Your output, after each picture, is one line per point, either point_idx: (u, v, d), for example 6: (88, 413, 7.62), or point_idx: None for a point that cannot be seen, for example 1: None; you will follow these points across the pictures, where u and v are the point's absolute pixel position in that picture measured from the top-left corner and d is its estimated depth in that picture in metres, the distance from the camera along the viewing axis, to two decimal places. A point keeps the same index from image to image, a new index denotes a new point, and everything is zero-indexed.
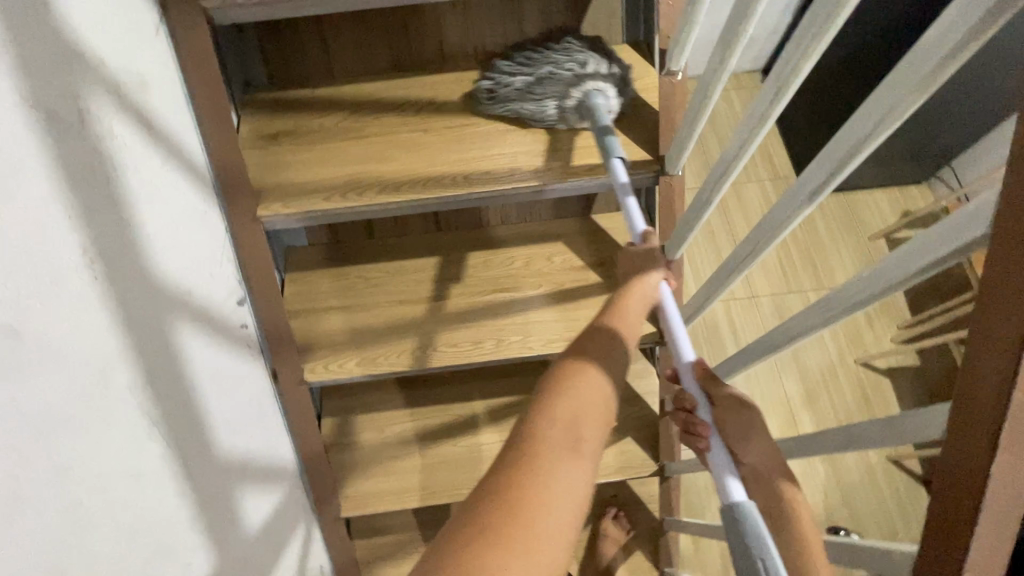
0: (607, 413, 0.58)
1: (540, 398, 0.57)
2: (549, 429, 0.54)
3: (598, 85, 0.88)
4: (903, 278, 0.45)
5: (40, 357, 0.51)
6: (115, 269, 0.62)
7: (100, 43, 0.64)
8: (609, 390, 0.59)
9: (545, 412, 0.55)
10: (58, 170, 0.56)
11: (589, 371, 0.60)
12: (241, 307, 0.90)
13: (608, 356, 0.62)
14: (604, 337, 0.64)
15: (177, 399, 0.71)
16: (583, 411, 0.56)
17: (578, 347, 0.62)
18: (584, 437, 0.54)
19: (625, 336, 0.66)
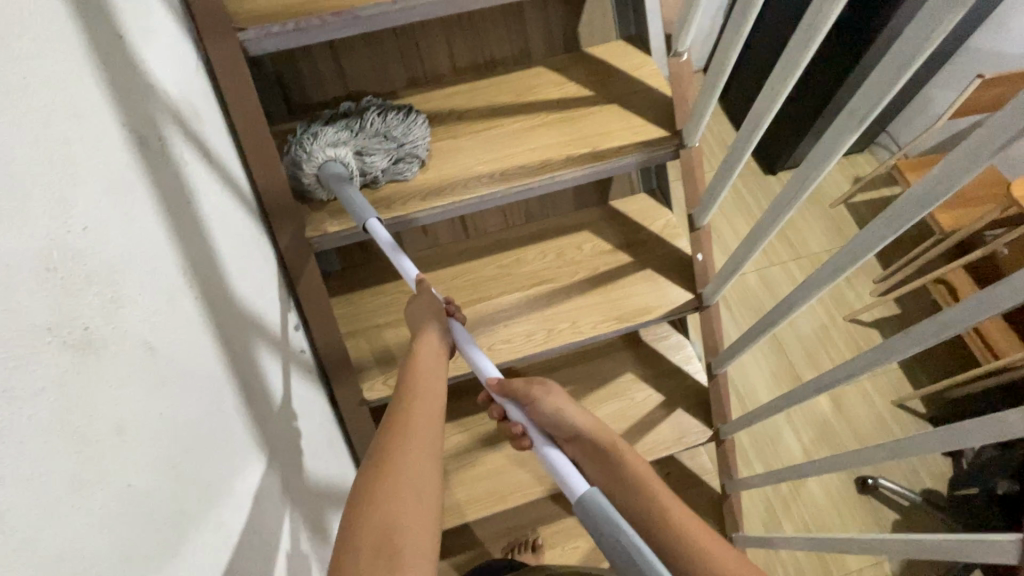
0: (427, 508, 0.58)
1: (348, 528, 0.56)
2: (358, 562, 0.53)
3: (336, 156, 0.89)
4: (966, 170, 0.50)
5: (171, 374, 0.50)
6: (208, 292, 0.62)
7: (161, 75, 0.65)
8: (421, 482, 0.60)
9: (349, 545, 0.55)
10: (154, 193, 0.56)
11: (395, 469, 0.60)
12: (297, 332, 0.90)
13: (416, 441, 0.63)
14: (410, 429, 0.65)
15: (269, 421, 0.70)
16: (397, 519, 0.56)
17: (383, 441, 0.63)
18: (398, 551, 0.54)
19: (417, 422, 0.66)
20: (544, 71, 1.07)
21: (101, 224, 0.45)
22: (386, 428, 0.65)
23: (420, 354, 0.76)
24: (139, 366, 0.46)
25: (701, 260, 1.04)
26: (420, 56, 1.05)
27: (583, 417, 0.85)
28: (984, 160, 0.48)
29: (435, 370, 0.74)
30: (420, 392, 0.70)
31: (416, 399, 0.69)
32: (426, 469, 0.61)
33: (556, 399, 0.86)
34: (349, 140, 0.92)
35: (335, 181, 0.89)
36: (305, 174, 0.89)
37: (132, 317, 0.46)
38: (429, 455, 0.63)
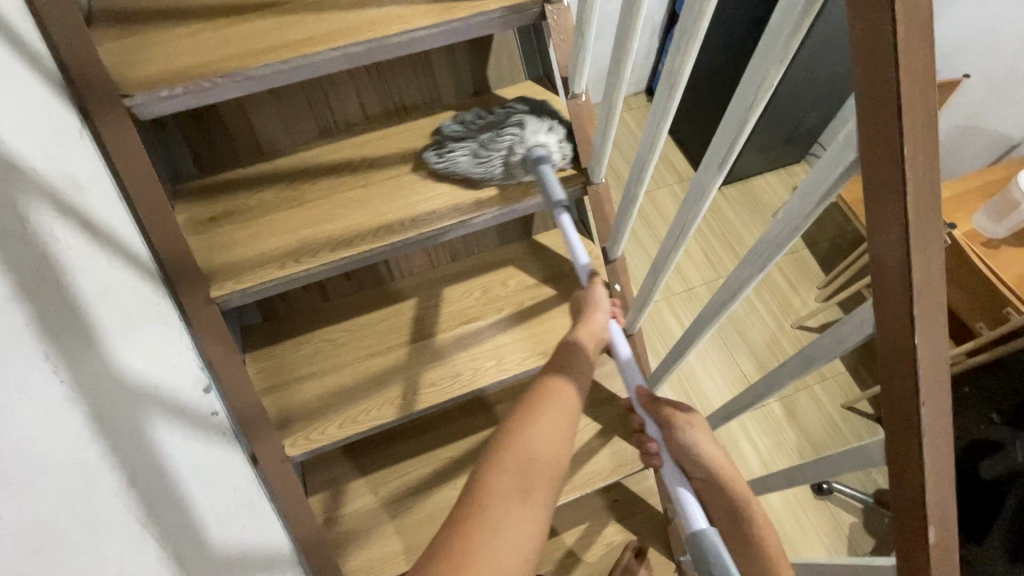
0: (557, 459, 0.69)
1: (493, 454, 0.68)
2: (498, 483, 0.65)
3: (545, 140, 0.96)
4: (808, 209, 0.52)
5: (14, 474, 0.48)
6: (81, 374, 0.60)
7: (30, 150, 0.64)
8: (557, 438, 0.70)
9: (496, 466, 0.67)
10: (10, 280, 0.54)
11: (539, 420, 0.71)
12: (208, 394, 0.87)
13: (563, 403, 0.74)
14: (559, 390, 0.75)
15: (161, 498, 0.68)
16: (532, 459, 0.68)
17: (541, 392, 0.75)
18: (532, 483, 0.66)
19: (570, 387, 0.76)
20: (455, 114, 1.09)
21: None
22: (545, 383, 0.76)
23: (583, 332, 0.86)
24: None
25: (619, 291, 1.06)
26: (330, 106, 1.06)
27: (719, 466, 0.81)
28: (814, 205, 0.52)
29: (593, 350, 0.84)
30: (573, 360, 0.81)
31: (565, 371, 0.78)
32: (559, 428, 0.71)
33: (701, 437, 0.81)
34: (532, 124, 0.97)
35: (546, 162, 0.95)
36: (515, 152, 0.95)
37: None
38: (566, 417, 0.73)
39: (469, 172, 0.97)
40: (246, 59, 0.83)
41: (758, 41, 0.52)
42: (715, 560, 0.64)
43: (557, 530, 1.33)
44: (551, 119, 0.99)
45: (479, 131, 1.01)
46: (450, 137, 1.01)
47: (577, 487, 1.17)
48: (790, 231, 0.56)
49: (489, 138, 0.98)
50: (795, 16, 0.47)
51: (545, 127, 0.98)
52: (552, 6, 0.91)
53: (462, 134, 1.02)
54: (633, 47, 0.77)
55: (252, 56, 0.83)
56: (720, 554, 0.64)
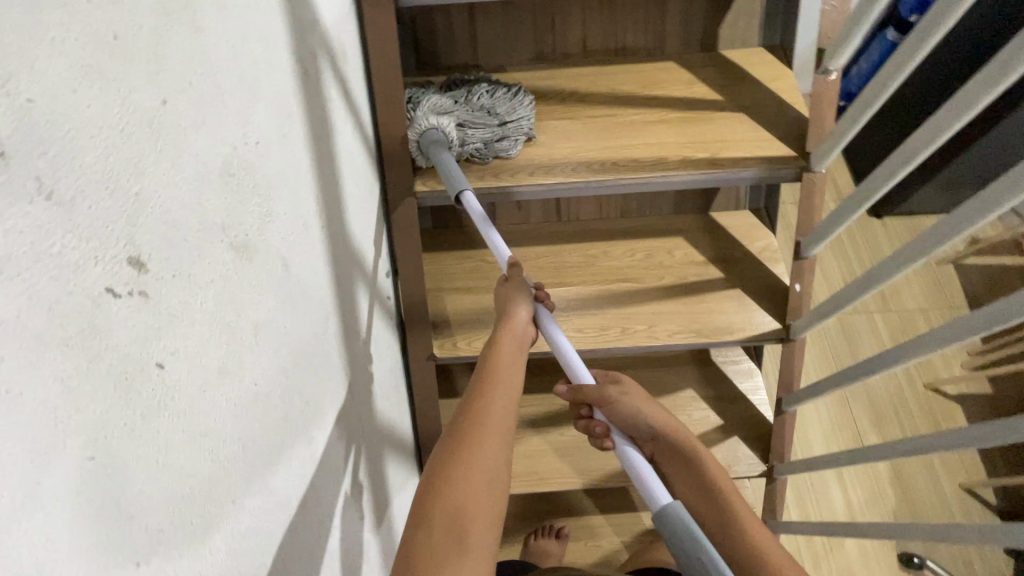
0: (492, 500, 0.57)
1: (417, 507, 0.56)
2: (430, 534, 0.54)
3: (438, 124, 0.87)
4: None
5: (295, 290, 0.54)
6: (330, 222, 0.65)
7: (324, 11, 0.68)
8: (489, 476, 0.58)
9: (425, 520, 0.55)
10: (306, 122, 0.59)
11: (467, 451, 0.59)
12: (387, 278, 0.93)
13: (496, 419, 0.62)
14: (491, 404, 0.63)
15: (356, 356, 0.74)
16: (466, 501, 0.56)
17: (463, 412, 0.62)
18: (468, 529, 0.54)
19: (495, 397, 0.63)
20: (675, 66, 1.04)
21: (265, 141, 0.49)
22: (459, 414, 0.62)
23: (505, 338, 0.70)
24: (275, 277, 0.49)
25: (798, 292, 0.99)
26: (552, 31, 1.04)
27: (662, 422, 0.79)
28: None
29: (516, 366, 0.68)
30: (495, 363, 0.67)
31: (485, 393, 0.64)
32: (497, 456, 0.59)
33: (634, 400, 0.79)
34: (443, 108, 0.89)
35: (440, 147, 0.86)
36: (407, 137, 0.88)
37: (275, 231, 0.49)
38: (498, 447, 0.60)
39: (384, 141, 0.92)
40: None
41: None
42: (687, 536, 0.58)
43: (640, 507, 1.33)
44: (488, 106, 0.92)
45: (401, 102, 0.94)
46: None
47: None
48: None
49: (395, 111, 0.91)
50: None
51: (458, 115, 0.89)
52: None
53: None
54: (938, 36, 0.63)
55: None
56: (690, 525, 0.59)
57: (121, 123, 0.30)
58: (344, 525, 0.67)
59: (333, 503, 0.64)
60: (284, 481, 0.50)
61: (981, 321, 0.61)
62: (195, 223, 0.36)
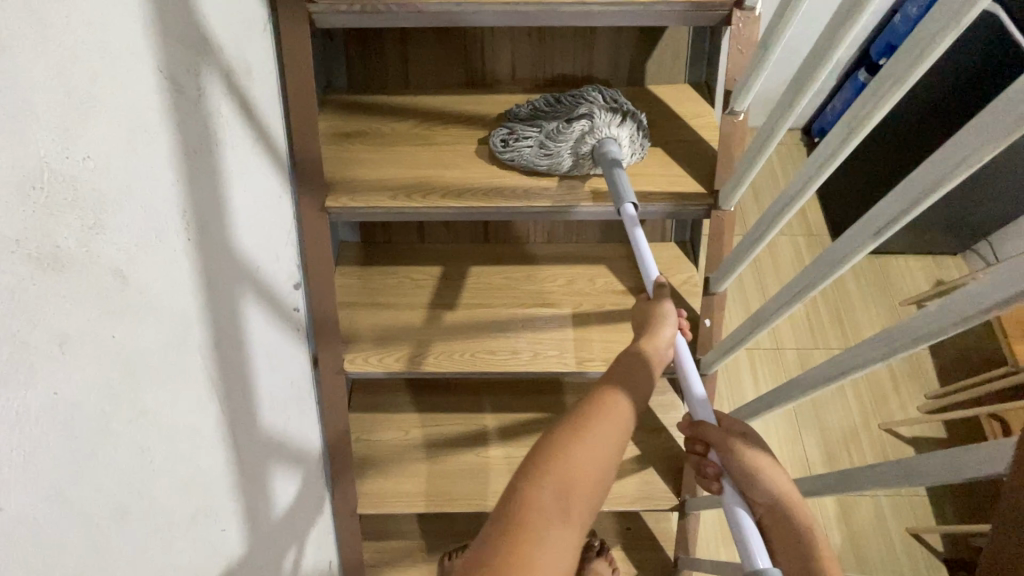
0: (605, 484, 0.57)
1: (529, 466, 0.56)
2: (543, 494, 0.54)
3: (615, 136, 0.91)
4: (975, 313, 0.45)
5: (136, 302, 0.55)
6: (202, 236, 0.66)
7: (220, 29, 0.70)
8: (609, 463, 0.57)
9: (535, 481, 0.55)
10: (176, 138, 0.61)
11: (591, 431, 0.59)
12: (295, 291, 0.94)
13: (623, 411, 0.61)
14: (615, 396, 0.62)
15: (233, 367, 0.74)
16: (577, 476, 0.55)
17: (594, 396, 0.62)
18: (574, 507, 0.54)
19: (628, 393, 0.63)
20: None
21: (107, 154, 0.50)
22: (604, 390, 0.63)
23: (645, 343, 0.72)
24: (101, 289, 0.50)
25: (708, 326, 1.00)
26: (482, 59, 1.06)
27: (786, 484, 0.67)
28: (970, 317, 0.46)
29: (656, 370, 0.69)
30: (636, 360, 0.68)
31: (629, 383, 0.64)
32: (614, 447, 0.58)
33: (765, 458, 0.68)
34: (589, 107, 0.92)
35: (617, 157, 0.90)
36: (584, 142, 0.91)
37: (109, 243, 0.51)
38: (616, 439, 0.59)
39: (533, 163, 0.94)
40: None
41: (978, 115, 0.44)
42: None
43: None
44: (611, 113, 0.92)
45: (544, 119, 0.95)
46: (515, 122, 0.98)
47: None
48: (939, 329, 0.49)
49: (555, 127, 0.92)
50: None
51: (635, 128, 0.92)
52: (741, 13, 0.85)
53: (526, 118, 0.98)
54: (831, 62, 0.66)
55: None
56: None
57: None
58: (195, 542, 0.67)
59: (180, 516, 0.64)
60: (97, 491, 0.51)
61: (835, 369, 0.63)
62: None
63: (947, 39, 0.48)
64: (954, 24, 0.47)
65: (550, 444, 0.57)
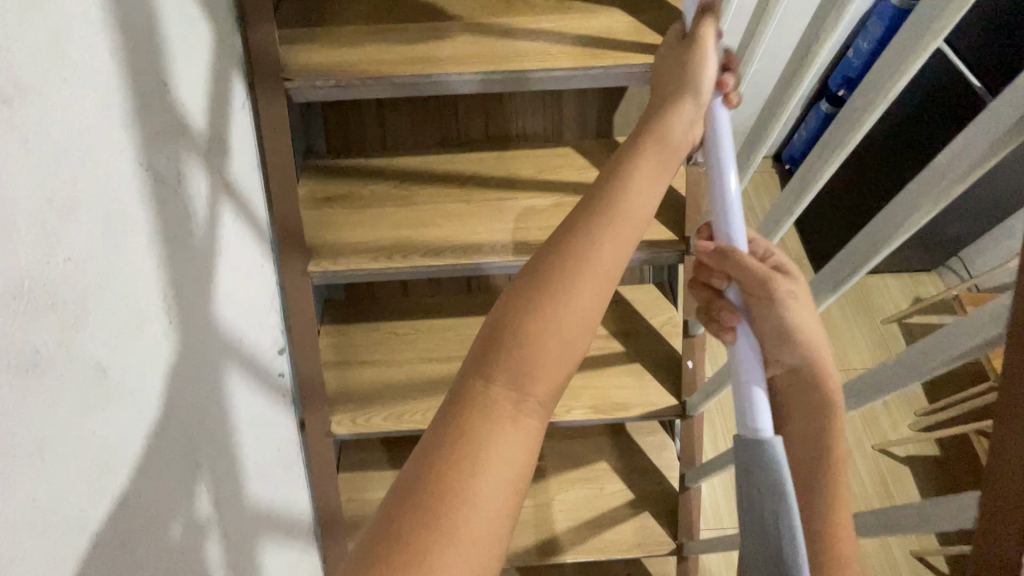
0: (568, 363, 0.47)
1: (481, 345, 0.47)
2: (491, 388, 0.45)
3: None
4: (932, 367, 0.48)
5: (116, 394, 0.55)
6: (184, 317, 0.67)
7: (198, 114, 0.73)
8: (576, 338, 0.47)
9: (487, 366, 0.46)
10: (156, 225, 0.62)
11: (558, 297, 0.47)
12: (280, 356, 0.95)
13: (597, 273, 0.49)
14: (593, 252, 0.49)
15: (216, 441, 0.74)
16: (536, 357, 0.46)
17: (562, 249, 0.49)
18: (530, 391, 0.45)
19: (614, 242, 0.49)
20: (572, 151, 1.10)
21: (86, 253, 0.51)
22: (569, 245, 0.49)
23: (643, 160, 0.55)
24: (82, 385, 0.50)
25: (691, 368, 1.01)
26: (457, 119, 1.11)
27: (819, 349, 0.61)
28: (938, 361, 0.47)
29: (648, 199, 0.53)
30: (638, 177, 0.53)
31: (605, 228, 0.50)
32: (585, 318, 0.48)
33: (800, 314, 0.61)
34: None
35: None
36: None
37: (89, 340, 0.51)
38: (591, 306, 0.48)
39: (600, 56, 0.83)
40: (393, 66, 0.89)
41: (909, 182, 0.47)
42: (773, 502, 0.48)
43: None
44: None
45: None
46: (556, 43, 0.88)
47: (593, 552, 1.12)
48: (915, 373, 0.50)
49: None
50: (955, 173, 0.43)
51: None
52: None
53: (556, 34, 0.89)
54: None
55: (405, 64, 0.89)
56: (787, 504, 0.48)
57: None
58: None
59: None
60: None
61: None
62: None
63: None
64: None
65: (500, 322, 0.47)
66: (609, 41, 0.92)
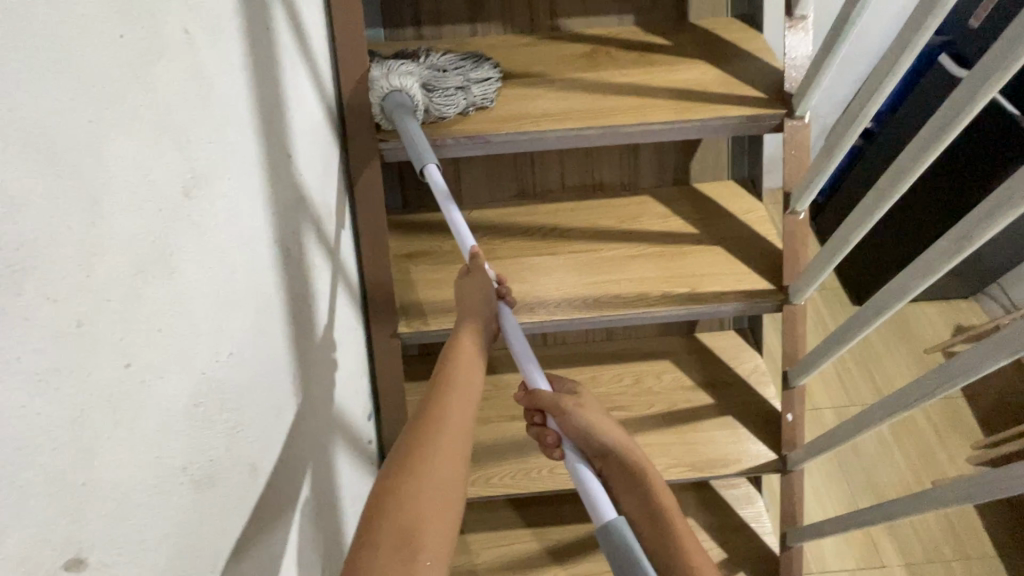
0: (445, 516, 0.51)
1: (363, 524, 0.50)
2: (374, 558, 0.47)
3: (401, 86, 0.83)
4: None
5: (260, 494, 0.51)
6: (305, 396, 0.64)
7: (310, 183, 0.71)
8: (446, 492, 0.51)
9: (369, 542, 0.48)
10: (286, 304, 0.60)
11: (417, 468, 0.52)
12: (369, 421, 0.91)
13: (439, 437, 0.55)
14: (442, 424, 0.56)
15: (327, 525, 0.70)
16: (415, 521, 0.49)
17: (411, 431, 0.55)
18: (412, 555, 0.47)
19: (447, 421, 0.56)
20: (652, 200, 1.08)
21: (241, 346, 0.48)
22: (416, 422, 0.56)
23: (453, 347, 0.64)
24: (239, 489, 0.47)
25: (791, 421, 0.97)
26: (533, 170, 1.10)
27: (627, 443, 0.70)
28: None
29: (477, 355, 0.64)
30: (465, 365, 0.62)
31: (452, 387, 0.59)
32: (451, 477, 0.52)
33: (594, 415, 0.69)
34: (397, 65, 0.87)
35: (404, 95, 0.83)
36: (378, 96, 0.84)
37: (244, 439, 0.48)
38: (455, 464, 0.54)
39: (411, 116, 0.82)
40: (487, 125, 0.88)
41: None
42: (628, 554, 0.59)
43: None
44: (462, 69, 0.90)
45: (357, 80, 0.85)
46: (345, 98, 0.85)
47: None
48: None
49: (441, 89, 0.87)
50: None
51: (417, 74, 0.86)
52: (793, 122, 0.89)
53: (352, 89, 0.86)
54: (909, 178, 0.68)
55: (498, 122, 0.88)
56: (632, 549, 0.59)
57: (75, 411, 0.31)
58: None
59: None
60: None
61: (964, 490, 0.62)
62: (143, 480, 0.35)
63: None
64: None
65: (375, 500, 0.50)
66: (701, 93, 0.91)
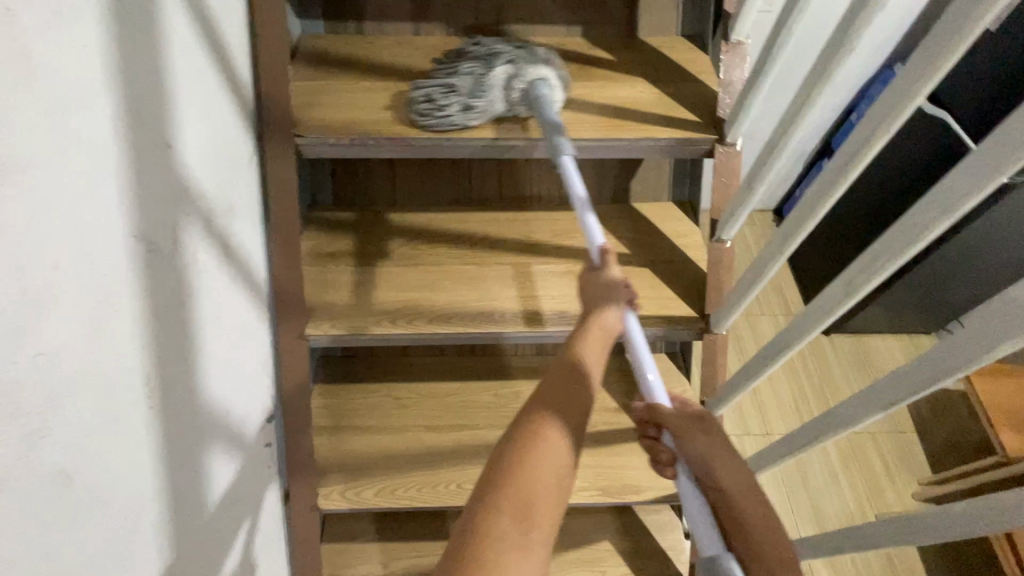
0: (563, 493, 0.48)
1: (482, 486, 0.47)
2: (496, 520, 0.45)
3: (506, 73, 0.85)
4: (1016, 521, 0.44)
5: (79, 503, 0.48)
6: (167, 400, 0.61)
7: (201, 174, 0.68)
8: (566, 469, 0.49)
9: (491, 504, 0.45)
10: (144, 302, 0.57)
11: (540, 439, 0.49)
12: (268, 425, 0.88)
13: (559, 418, 0.51)
14: (557, 399, 0.53)
15: (188, 533, 0.67)
16: (534, 491, 0.47)
17: (534, 405, 0.52)
18: (534, 522, 0.45)
19: (565, 401, 0.53)
20: (588, 216, 1.06)
21: (60, 346, 0.46)
22: (537, 398, 0.53)
23: (588, 335, 0.62)
24: (39, 498, 0.44)
25: None
26: (469, 177, 1.08)
27: (750, 479, 0.57)
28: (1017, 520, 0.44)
29: (604, 350, 0.61)
30: (579, 358, 0.58)
31: (570, 367, 0.57)
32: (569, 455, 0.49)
33: (718, 443, 0.59)
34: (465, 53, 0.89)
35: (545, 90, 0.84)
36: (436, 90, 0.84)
37: (50, 446, 0.45)
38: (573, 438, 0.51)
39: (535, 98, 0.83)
40: (410, 128, 0.85)
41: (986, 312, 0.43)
42: None
43: None
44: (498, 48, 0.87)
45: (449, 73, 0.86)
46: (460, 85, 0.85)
47: None
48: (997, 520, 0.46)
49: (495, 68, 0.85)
50: None
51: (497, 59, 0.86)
52: (724, 148, 0.87)
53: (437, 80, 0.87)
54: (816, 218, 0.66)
55: (421, 126, 0.85)
56: None
57: None
58: None
59: None
60: None
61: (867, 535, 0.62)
62: None
63: (940, 228, 0.47)
64: (946, 216, 0.46)
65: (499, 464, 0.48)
66: (635, 112, 0.89)
